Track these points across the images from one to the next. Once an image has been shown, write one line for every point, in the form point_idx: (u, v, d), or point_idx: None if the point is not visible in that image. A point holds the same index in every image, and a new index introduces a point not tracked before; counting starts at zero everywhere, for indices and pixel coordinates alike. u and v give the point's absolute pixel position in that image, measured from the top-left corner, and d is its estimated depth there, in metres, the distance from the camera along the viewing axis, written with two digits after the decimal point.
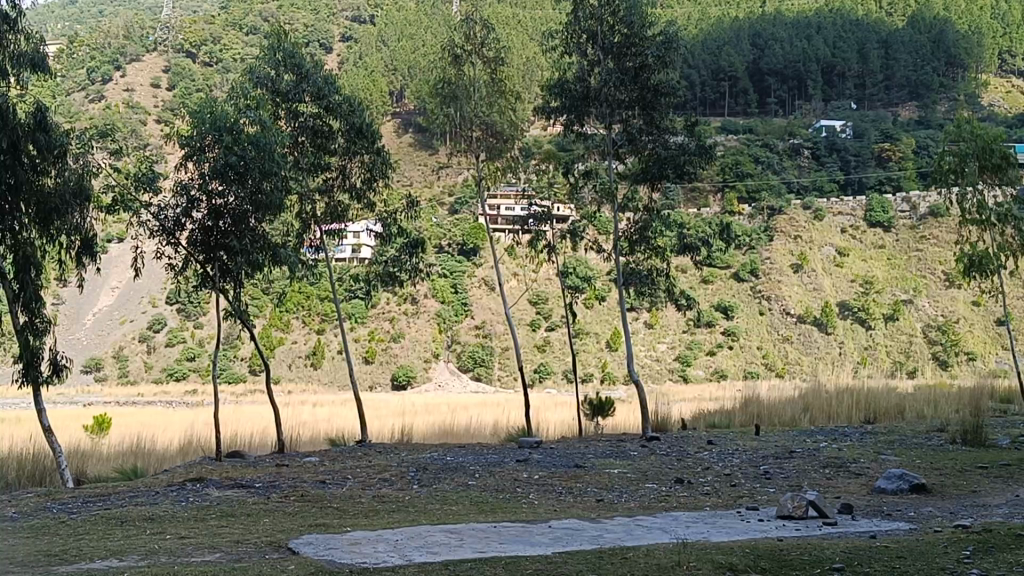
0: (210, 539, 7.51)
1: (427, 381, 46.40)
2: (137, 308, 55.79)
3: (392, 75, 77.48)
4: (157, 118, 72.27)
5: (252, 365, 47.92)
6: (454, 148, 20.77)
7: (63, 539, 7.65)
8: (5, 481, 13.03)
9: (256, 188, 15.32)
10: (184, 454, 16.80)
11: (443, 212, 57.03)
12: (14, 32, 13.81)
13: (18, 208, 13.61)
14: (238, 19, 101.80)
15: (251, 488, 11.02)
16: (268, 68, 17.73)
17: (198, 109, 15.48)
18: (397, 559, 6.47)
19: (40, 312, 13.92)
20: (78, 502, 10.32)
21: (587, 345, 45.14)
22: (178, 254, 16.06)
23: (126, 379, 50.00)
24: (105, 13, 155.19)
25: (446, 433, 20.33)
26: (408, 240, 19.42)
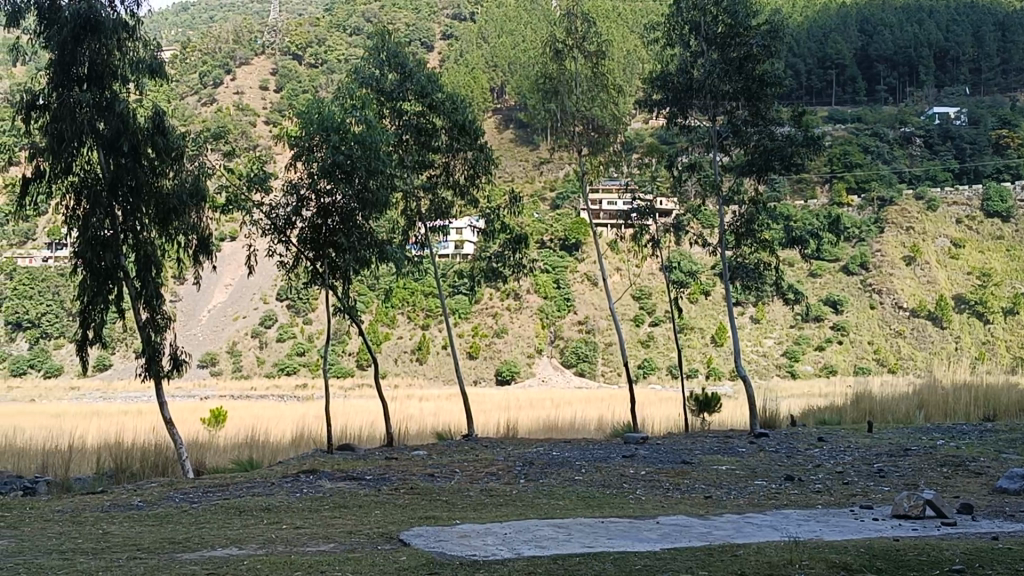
0: (325, 530, 7.68)
1: (530, 376, 46.68)
2: (249, 305, 57.49)
3: (493, 72, 77.98)
4: (266, 120, 74.26)
5: (359, 361, 48.90)
6: (555, 143, 20.75)
7: (186, 528, 7.93)
8: (129, 472, 13.61)
9: (363, 186, 15.61)
10: (296, 446, 17.26)
11: (544, 207, 57.08)
12: (133, 38, 14.37)
13: (140, 209, 14.18)
14: (342, 20, 103.70)
15: (362, 481, 11.25)
16: (374, 68, 18.05)
17: (307, 109, 15.84)
18: (506, 552, 6.52)
19: (160, 308, 14.38)
20: (198, 492, 10.67)
21: (692, 341, 44.72)
22: (288, 252, 16.44)
23: (239, 373, 51.55)
24: (217, 18, 159.89)
25: (551, 430, 20.24)
26: (512, 236, 19.47)
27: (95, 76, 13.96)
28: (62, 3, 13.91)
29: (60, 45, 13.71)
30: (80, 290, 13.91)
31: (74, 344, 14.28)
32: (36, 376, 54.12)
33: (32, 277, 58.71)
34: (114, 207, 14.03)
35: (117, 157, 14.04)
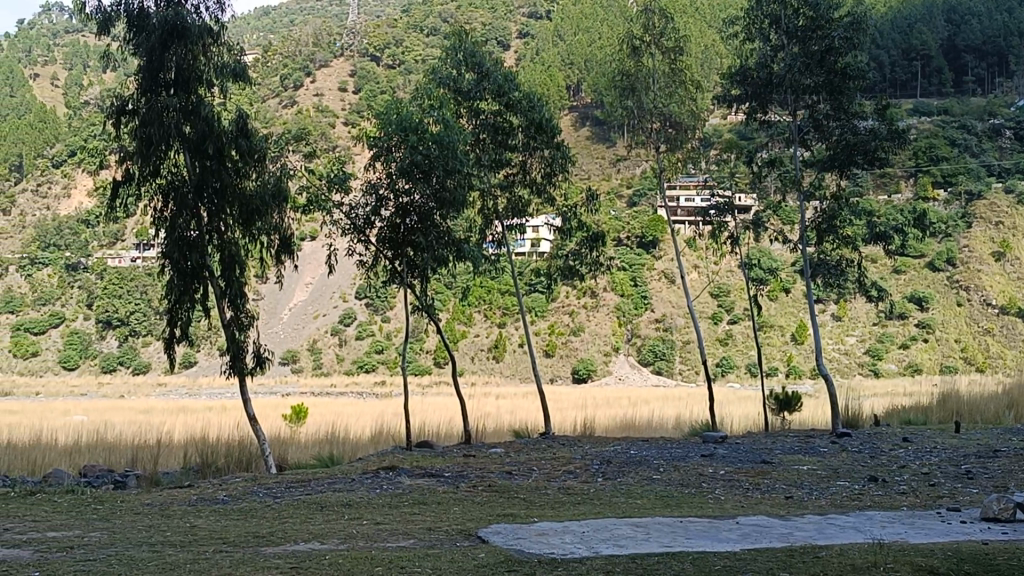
0: (404, 526, 7.78)
1: (607, 374, 46.61)
2: (329, 303, 58.35)
3: (569, 69, 77.79)
4: (345, 121, 75.30)
5: (437, 358, 49.32)
6: (632, 141, 20.65)
7: (270, 522, 8.11)
8: (215, 467, 13.93)
9: (441, 185, 15.73)
10: (375, 443, 17.49)
11: (621, 204, 56.79)
12: (217, 43, 14.72)
13: (224, 210, 14.50)
14: (419, 20, 104.51)
15: (440, 478, 11.34)
16: (451, 68, 18.17)
17: (385, 110, 16.03)
18: (584, 551, 6.51)
19: (244, 307, 14.67)
20: (280, 487, 10.88)
21: (772, 339, 44.10)
22: (368, 251, 16.65)
23: (320, 370, 52.41)
24: (299, 21, 162.55)
25: (628, 428, 20.12)
26: (589, 234, 19.41)
27: (181, 81, 14.34)
28: (151, 10, 14.30)
29: (148, 50, 14.10)
30: (167, 289, 14.29)
31: (161, 343, 14.65)
32: (125, 373, 55.76)
33: (121, 277, 60.38)
34: (200, 208, 14.38)
35: (202, 160, 14.39)
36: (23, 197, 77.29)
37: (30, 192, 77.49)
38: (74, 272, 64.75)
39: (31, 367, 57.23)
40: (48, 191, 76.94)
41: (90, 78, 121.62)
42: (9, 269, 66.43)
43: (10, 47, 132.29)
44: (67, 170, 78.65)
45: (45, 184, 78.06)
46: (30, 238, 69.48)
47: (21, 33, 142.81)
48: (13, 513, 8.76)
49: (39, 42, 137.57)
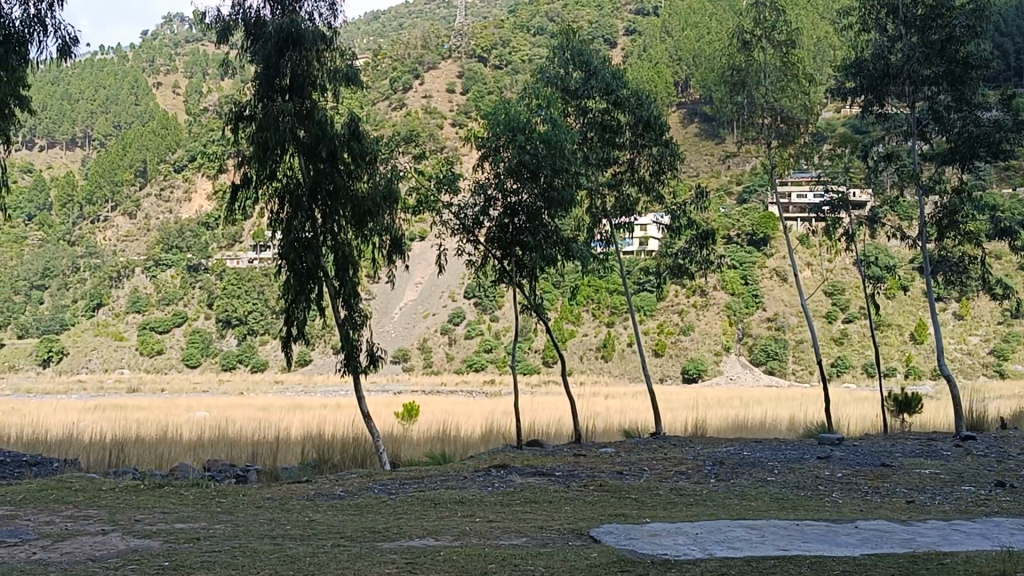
0: (516, 524, 7.83)
1: (718, 374, 46.03)
2: (439, 302, 59.14)
3: (676, 66, 76.89)
4: (454, 122, 76.09)
5: (546, 358, 49.46)
6: (743, 137, 20.33)
7: (386, 517, 8.26)
8: (331, 463, 14.26)
9: (549, 184, 15.75)
10: (486, 441, 17.62)
11: (731, 201, 55.91)
12: (330, 49, 15.05)
13: (337, 212, 14.82)
14: (526, 20, 104.77)
15: (551, 477, 11.37)
16: (559, 67, 18.21)
17: (494, 110, 16.14)
18: (697, 552, 6.45)
19: (357, 306, 14.95)
20: (395, 483, 11.07)
21: (889, 338, 42.89)
22: (477, 250, 16.77)
23: (430, 369, 53.14)
24: (408, 25, 164.72)
25: (741, 429, 19.80)
26: (699, 232, 19.15)
27: (296, 87, 14.71)
28: (267, 18, 14.69)
29: (265, 57, 14.49)
30: (284, 289, 14.68)
31: (279, 342, 15.05)
32: (244, 371, 57.53)
33: (240, 277, 62.28)
34: (314, 210, 14.72)
35: (317, 163, 14.73)
36: (148, 201, 80.59)
37: (154, 196, 80.73)
38: (195, 273, 67.17)
39: (156, 364, 59.53)
40: (171, 195, 80.02)
41: (209, 85, 125.78)
42: (135, 270, 69.41)
43: (135, 58, 137.76)
44: (188, 174, 81.62)
45: (168, 189, 81.22)
46: (155, 240, 72.46)
47: (145, 44, 148.63)
48: (143, 504, 9.12)
49: (162, 52, 142.79)
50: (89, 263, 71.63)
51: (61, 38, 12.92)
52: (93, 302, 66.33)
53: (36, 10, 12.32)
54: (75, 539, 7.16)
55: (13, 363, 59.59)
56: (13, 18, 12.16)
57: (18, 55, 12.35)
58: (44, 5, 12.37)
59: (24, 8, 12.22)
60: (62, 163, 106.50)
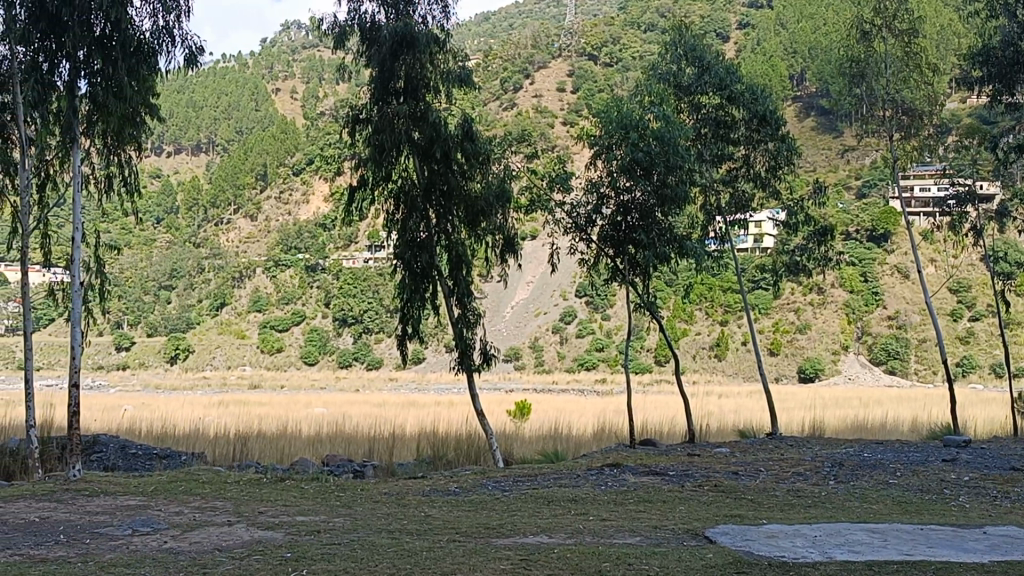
0: (630, 523, 7.80)
1: (836, 373, 44.92)
2: (550, 301, 59.32)
3: (792, 59, 75.18)
4: (564, 120, 76.01)
5: (659, 357, 49.05)
6: (862, 130, 19.80)
7: (499, 514, 8.33)
8: (446, 461, 14.46)
9: (662, 182, 15.58)
10: (599, 440, 17.60)
11: (849, 196, 54.44)
12: (443, 51, 15.25)
13: (451, 211, 15.00)
14: (637, 17, 103.81)
15: (665, 476, 11.28)
16: (671, 64, 18.05)
17: (606, 108, 16.11)
18: (817, 555, 6.31)
19: (471, 305, 15.12)
20: (509, 480, 11.16)
21: (1019, 337, 41.17)
22: (589, 249, 16.74)
23: (541, 368, 53.32)
24: (518, 25, 165.39)
25: (861, 430, 19.28)
26: (816, 228, 18.72)
27: (410, 89, 14.94)
28: (382, 23, 14.96)
29: (380, 61, 14.76)
30: (399, 288, 14.94)
31: (394, 340, 15.34)
32: (360, 368, 58.67)
33: (356, 277, 63.59)
34: (428, 211, 14.93)
35: (430, 164, 14.93)
36: (268, 203, 83.23)
37: (274, 199, 83.35)
38: (313, 273, 68.96)
39: (277, 362, 61.28)
40: (290, 197, 82.43)
41: (325, 90, 128.83)
42: (256, 271, 71.80)
43: (255, 65, 142.09)
44: (306, 178, 83.94)
45: (287, 192, 83.78)
46: (275, 242, 74.81)
47: (264, 51, 152.79)
48: (266, 497, 9.42)
49: (279, 58, 146.79)
50: (213, 265, 74.14)
51: (189, 47, 13.45)
52: (217, 302, 68.77)
53: (165, 21, 12.85)
54: (203, 529, 7.44)
55: (143, 359, 62.21)
56: (144, 29, 12.72)
57: (149, 65, 12.91)
58: (172, 16, 12.88)
59: (153, 20, 12.76)
60: (187, 168, 110.62)
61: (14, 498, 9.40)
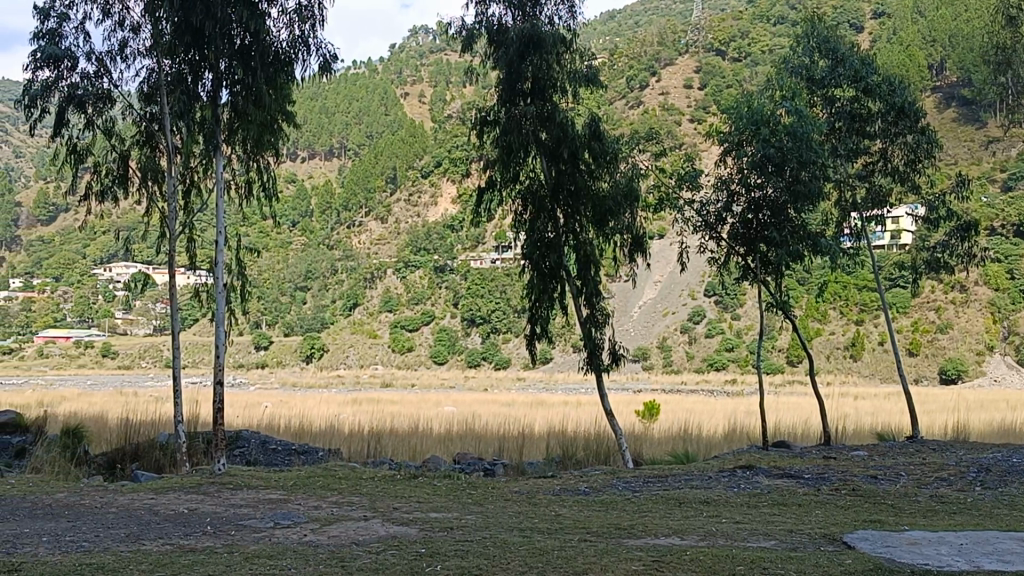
0: (765, 526, 7.63)
1: (980, 375, 43.03)
2: (679, 300, 58.77)
3: (930, 47, 72.57)
4: (692, 117, 75.04)
5: (791, 357, 47.99)
6: (1009, 120, 18.89)
7: (630, 515, 8.27)
8: (576, 460, 14.47)
9: (794, 178, 15.15)
10: (730, 441, 17.32)
11: (994, 188, 52.01)
12: (570, 51, 15.26)
13: (578, 211, 14.95)
14: (766, 10, 101.62)
15: (801, 479, 11.02)
16: (803, 57, 17.65)
17: (737, 104, 15.83)
18: (964, 564, 6.05)
19: (599, 305, 15.07)
20: (640, 481, 11.09)
21: None
22: (720, 247, 16.46)
23: (669, 368, 52.84)
24: (643, 22, 164.61)
25: (1009, 435, 18.40)
26: (959, 223, 17.91)
27: (538, 90, 15.00)
28: (509, 24, 15.05)
29: (507, 63, 14.88)
30: (527, 289, 15.07)
31: (523, 339, 15.42)
32: (488, 368, 59.27)
33: (484, 278, 64.28)
34: (556, 211, 14.97)
35: (558, 164, 14.96)
36: (397, 206, 85.19)
37: (403, 202, 85.29)
38: (442, 273, 70.17)
39: (407, 361, 62.48)
40: (419, 200, 84.35)
41: (452, 93, 130.82)
42: (387, 271, 73.47)
43: (385, 69, 145.25)
44: (434, 180, 85.65)
45: (416, 194, 85.54)
46: (405, 243, 76.41)
47: (394, 57, 155.88)
48: (400, 493, 9.62)
49: (408, 62, 149.71)
50: (346, 266, 76.18)
51: (323, 55, 13.81)
52: (349, 303, 70.62)
53: (301, 31, 13.22)
54: (340, 523, 7.64)
55: (281, 358, 64.31)
56: (281, 40, 13.08)
57: (286, 74, 13.31)
58: (308, 25, 13.24)
59: (289, 30, 13.13)
60: (321, 173, 114.03)
61: (166, 490, 9.85)
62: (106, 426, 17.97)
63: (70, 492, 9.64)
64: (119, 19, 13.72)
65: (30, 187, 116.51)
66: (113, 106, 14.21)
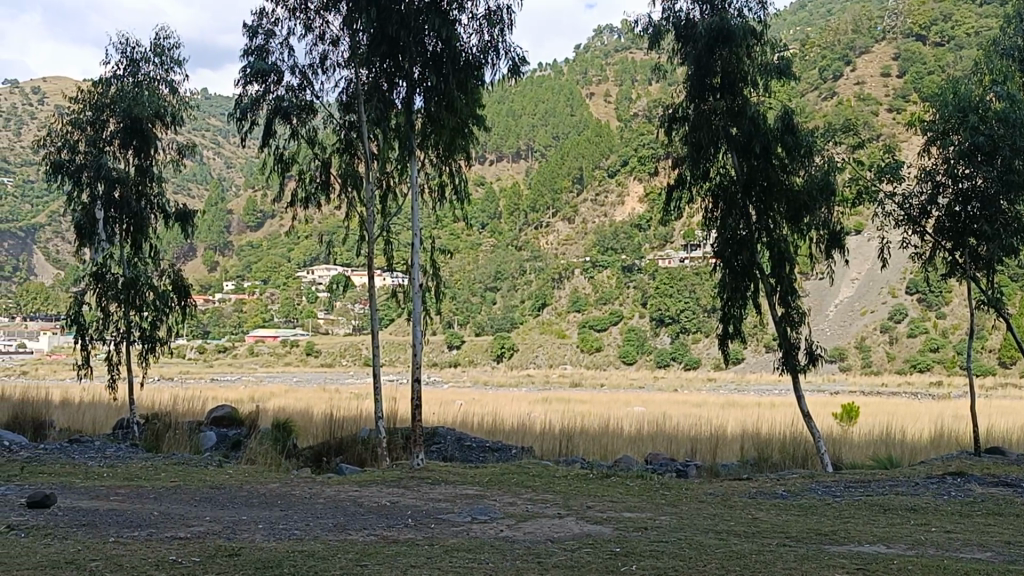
0: (978, 537, 7.19)
1: None
2: (878, 299, 56.41)
3: None
4: (891, 106, 71.79)
5: (1003, 358, 45.16)
6: None
7: (830, 520, 7.99)
8: (773, 463, 14.07)
9: (1006, 167, 14.24)
10: (936, 446, 16.43)
11: None
12: (761, 43, 14.83)
13: (771, 207, 14.53)
14: None
15: (1017, 488, 10.31)
16: (1015, 38, 16.29)
17: (943, 91, 14.97)
18: None
19: (795, 304, 14.61)
20: (840, 486, 10.68)
21: None
22: (924, 242, 15.68)
23: (869, 369, 50.77)
24: (836, 10, 159.31)
25: None
26: None
27: (728, 84, 14.71)
28: (697, 19, 14.80)
29: (696, 59, 14.69)
30: (719, 288, 14.79)
31: (716, 338, 15.14)
32: (677, 368, 58.51)
33: (672, 277, 63.55)
34: (748, 207, 14.62)
35: (750, 160, 14.63)
36: (584, 206, 85.68)
37: (590, 202, 85.85)
38: (630, 273, 70.00)
39: (596, 361, 62.52)
40: (606, 199, 84.46)
41: (637, 91, 130.74)
42: (575, 272, 73.95)
43: (570, 71, 146.64)
44: (621, 179, 85.71)
45: (603, 193, 85.72)
46: (592, 243, 76.74)
47: (579, 57, 156.63)
48: (595, 493, 9.64)
49: (593, 62, 149.72)
50: (534, 266, 77.31)
51: (512, 59, 14.00)
52: (538, 303, 71.56)
53: (490, 36, 13.45)
54: (535, 520, 7.74)
55: (472, 357, 65.69)
56: (471, 46, 13.38)
57: (476, 79, 13.57)
58: (497, 29, 13.46)
59: (479, 36, 13.42)
60: (508, 175, 116.08)
61: (367, 483, 10.26)
62: (312, 421, 18.89)
63: (281, 483, 10.21)
64: (319, 33, 14.37)
65: (240, 195, 124.20)
66: (316, 116, 14.90)
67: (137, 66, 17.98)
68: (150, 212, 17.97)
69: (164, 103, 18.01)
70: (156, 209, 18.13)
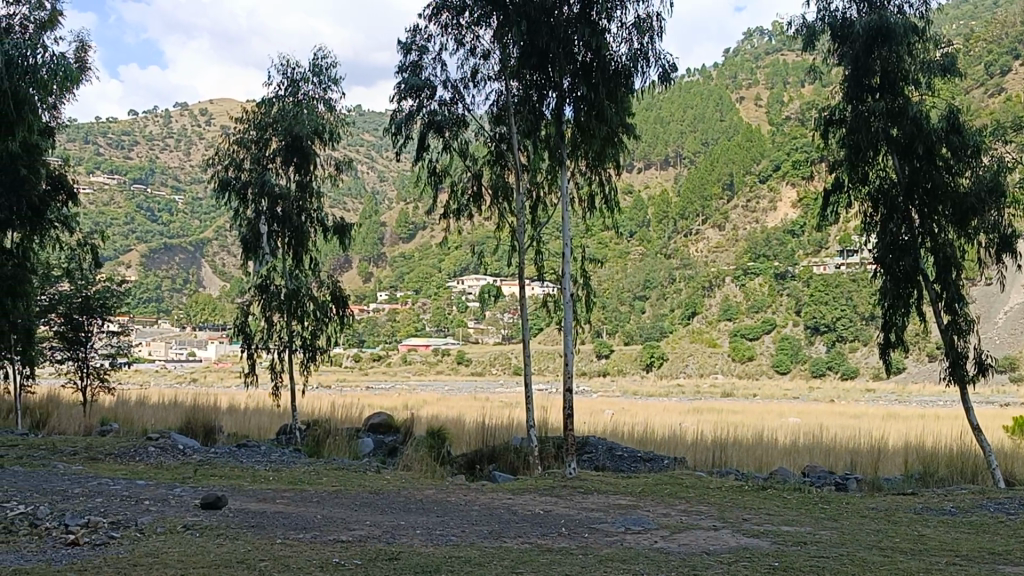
0: None
1: None
2: None
3: None
4: None
5: None
6: None
7: (1006, 539, 7.58)
8: (941, 478, 13.44)
9: None
10: None
11: None
12: (923, 40, 14.21)
13: (936, 210, 13.93)
14: None
15: None
16: None
17: None
18: None
19: (962, 311, 13.92)
20: (1015, 503, 10.11)
21: None
22: None
23: None
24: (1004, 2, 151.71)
25: None
26: None
27: (888, 84, 14.18)
28: (854, 18, 14.36)
29: (854, 59, 14.24)
30: (880, 295, 14.30)
31: (878, 346, 14.61)
32: (834, 377, 56.59)
33: (828, 285, 61.73)
34: (910, 211, 14.10)
35: (912, 161, 14.09)
36: (735, 212, 84.30)
37: (741, 207, 84.30)
38: (783, 280, 68.33)
39: (749, 370, 61.10)
40: (757, 205, 82.93)
41: (790, 93, 127.66)
42: (726, 279, 72.65)
43: (719, 75, 144.59)
44: (773, 184, 83.80)
45: (754, 199, 84.05)
46: (744, 250, 75.29)
47: (728, 61, 154.19)
48: (751, 504, 9.44)
49: (743, 66, 147.10)
50: (684, 274, 76.47)
51: (661, 66, 13.89)
52: (688, 311, 70.60)
53: (640, 44, 13.40)
54: (690, 532, 7.64)
55: (621, 366, 65.24)
56: (621, 54, 13.35)
57: (625, 87, 13.51)
58: (647, 37, 13.39)
59: (629, 44, 13.37)
60: (656, 183, 115.26)
61: (521, 491, 10.34)
62: (464, 428, 19.16)
63: (437, 490, 10.42)
64: (471, 47, 14.62)
65: (393, 208, 127.51)
66: (467, 129, 15.13)
67: (297, 86, 18.69)
68: (310, 226, 18.70)
69: (322, 120, 18.67)
70: (316, 223, 18.87)
